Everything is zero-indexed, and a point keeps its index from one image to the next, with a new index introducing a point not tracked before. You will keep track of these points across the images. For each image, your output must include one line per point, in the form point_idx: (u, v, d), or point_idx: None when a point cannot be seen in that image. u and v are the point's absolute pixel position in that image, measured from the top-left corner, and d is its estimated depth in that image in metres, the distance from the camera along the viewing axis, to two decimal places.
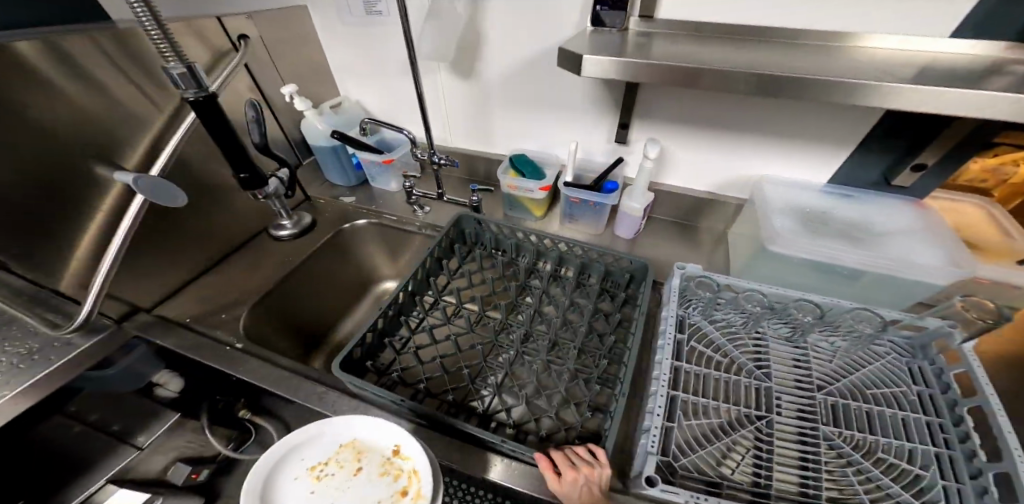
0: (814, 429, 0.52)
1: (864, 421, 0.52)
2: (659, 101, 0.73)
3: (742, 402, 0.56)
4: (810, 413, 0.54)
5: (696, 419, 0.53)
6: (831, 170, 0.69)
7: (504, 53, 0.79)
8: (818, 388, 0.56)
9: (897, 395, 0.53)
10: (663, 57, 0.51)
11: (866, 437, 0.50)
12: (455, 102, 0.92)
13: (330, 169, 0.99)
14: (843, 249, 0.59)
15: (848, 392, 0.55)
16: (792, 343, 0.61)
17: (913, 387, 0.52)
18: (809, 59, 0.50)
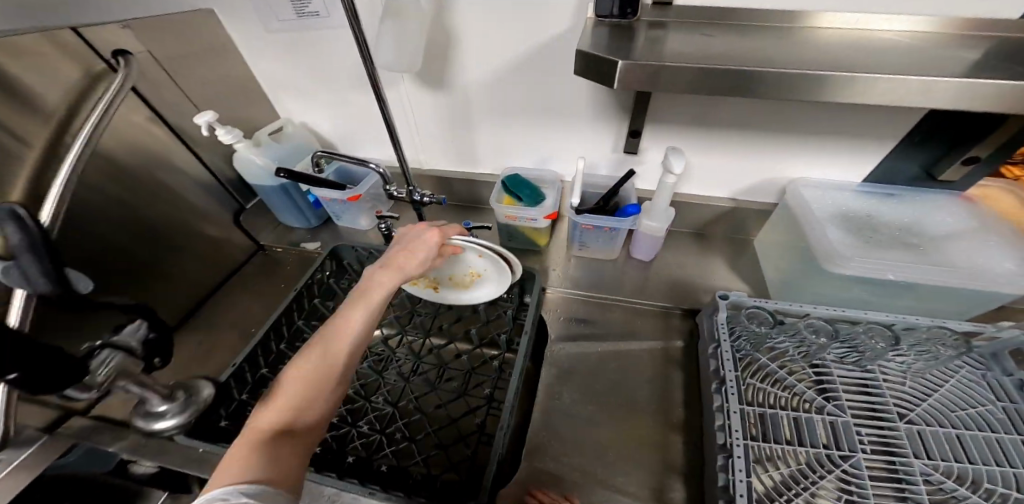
0: (907, 466, 0.45)
1: (957, 449, 0.45)
2: (676, 105, 0.62)
3: (820, 442, 0.47)
4: (895, 446, 0.46)
5: (778, 474, 0.44)
6: (868, 167, 0.64)
7: (488, 59, 0.64)
8: (897, 416, 0.48)
9: (981, 413, 0.47)
10: (711, 61, 0.40)
11: (964, 467, 0.43)
12: (430, 118, 0.76)
13: (284, 210, 0.81)
14: (900, 259, 0.54)
15: (929, 416, 0.48)
16: (854, 366, 0.54)
17: (996, 403, 0.47)
18: (882, 53, 0.42)
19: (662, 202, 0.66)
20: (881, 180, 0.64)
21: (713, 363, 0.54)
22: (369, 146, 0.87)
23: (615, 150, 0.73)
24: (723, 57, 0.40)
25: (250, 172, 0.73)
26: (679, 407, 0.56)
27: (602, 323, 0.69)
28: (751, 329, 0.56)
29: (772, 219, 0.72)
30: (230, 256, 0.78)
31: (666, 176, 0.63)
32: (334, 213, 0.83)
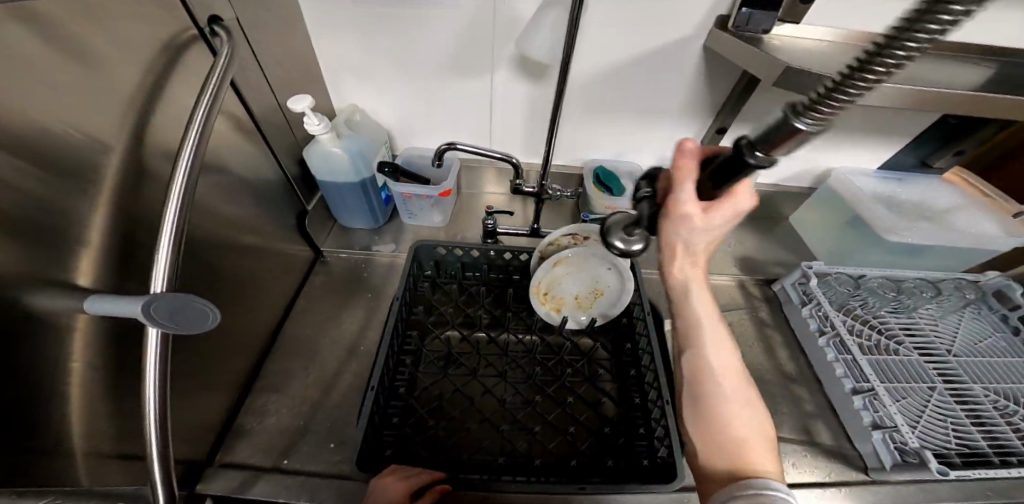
0: (973, 389, 0.61)
1: (994, 370, 0.63)
2: (759, 105, 0.70)
3: (917, 376, 0.62)
4: (960, 375, 0.63)
5: (903, 403, 0.58)
6: (886, 157, 0.80)
7: (600, 53, 0.64)
8: (951, 352, 0.65)
9: (997, 342, 0.67)
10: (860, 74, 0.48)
11: (1008, 386, 0.61)
12: (516, 108, 0.74)
13: (354, 213, 0.77)
14: (933, 231, 0.71)
15: (970, 349, 0.66)
16: (908, 314, 0.70)
17: (1005, 334, 0.67)
18: (949, 74, 0.54)
19: None
20: (893, 168, 0.82)
21: (816, 323, 0.68)
22: (433, 136, 0.80)
23: None
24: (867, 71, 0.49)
25: (331, 168, 0.65)
26: (788, 363, 0.69)
27: None
28: (838, 290, 0.70)
29: (810, 202, 0.86)
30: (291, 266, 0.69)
31: None
32: (406, 212, 0.80)
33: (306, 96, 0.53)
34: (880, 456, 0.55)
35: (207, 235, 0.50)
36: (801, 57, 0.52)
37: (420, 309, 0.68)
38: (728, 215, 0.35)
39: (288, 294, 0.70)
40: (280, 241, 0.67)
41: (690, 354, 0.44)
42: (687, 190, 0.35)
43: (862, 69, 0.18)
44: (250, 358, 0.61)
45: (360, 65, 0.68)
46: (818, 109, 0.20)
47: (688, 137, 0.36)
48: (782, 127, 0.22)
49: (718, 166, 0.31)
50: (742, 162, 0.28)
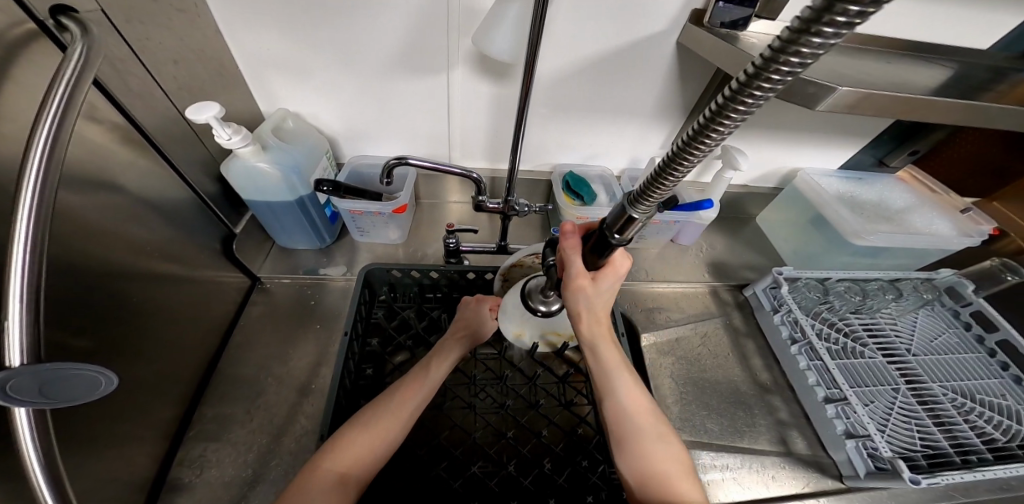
0: (933, 389, 0.65)
1: (948, 368, 0.67)
2: (730, 106, 0.67)
3: (882, 379, 0.65)
4: (920, 375, 0.66)
5: (872, 407, 0.60)
6: (848, 156, 0.81)
7: (569, 50, 0.58)
8: (909, 352, 0.69)
9: (948, 339, 0.72)
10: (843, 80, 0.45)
11: (965, 384, 0.65)
12: (476, 111, 0.66)
13: (292, 232, 0.67)
14: (897, 232, 0.72)
15: (927, 349, 0.70)
16: (869, 317, 0.74)
17: (953, 332, 0.73)
18: (911, 77, 0.53)
19: (718, 190, 0.72)
20: (854, 167, 0.83)
21: (788, 330, 0.69)
22: (384, 141, 0.71)
23: (661, 147, 0.74)
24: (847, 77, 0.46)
25: (258, 184, 0.56)
26: (763, 372, 0.70)
27: (674, 310, 0.78)
28: (807, 295, 0.72)
29: (775, 202, 0.87)
30: (219, 296, 0.60)
31: (729, 171, 0.68)
32: (355, 228, 0.71)
33: (213, 103, 0.44)
34: (855, 465, 0.56)
35: (99, 277, 0.40)
36: (778, 57, 0.48)
37: (375, 341, 0.61)
38: (610, 279, 0.40)
39: (219, 330, 0.60)
40: (204, 270, 0.57)
41: (605, 400, 0.44)
42: (576, 264, 0.38)
43: (750, 84, 0.18)
44: (168, 415, 0.51)
45: (286, 61, 0.58)
46: (706, 131, 0.20)
47: (569, 221, 0.40)
48: (680, 152, 0.22)
49: (592, 243, 0.35)
50: (605, 244, 0.33)
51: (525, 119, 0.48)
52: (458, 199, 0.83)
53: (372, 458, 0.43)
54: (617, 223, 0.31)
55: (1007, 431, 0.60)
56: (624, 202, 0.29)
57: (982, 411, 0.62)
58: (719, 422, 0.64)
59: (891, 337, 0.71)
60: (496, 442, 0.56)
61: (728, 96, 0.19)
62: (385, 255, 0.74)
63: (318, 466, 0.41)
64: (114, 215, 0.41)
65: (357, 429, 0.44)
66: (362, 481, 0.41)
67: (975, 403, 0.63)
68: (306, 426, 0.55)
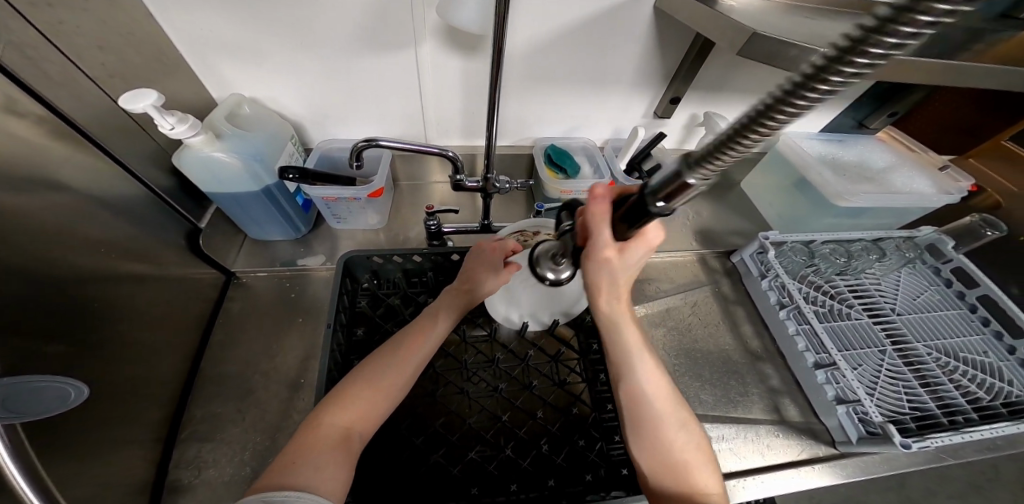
0: (919, 351, 0.67)
1: (931, 328, 0.70)
2: (714, 72, 0.65)
3: (867, 343, 0.67)
4: (905, 336, 0.69)
5: (859, 372, 0.63)
6: (829, 119, 0.80)
7: (541, 19, 0.55)
8: (894, 314, 0.72)
9: (929, 298, 0.75)
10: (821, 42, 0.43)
11: (949, 343, 0.68)
12: (449, 88, 0.63)
13: (263, 222, 0.63)
14: (878, 193, 0.72)
15: (911, 310, 0.73)
16: (853, 280, 0.76)
17: (934, 289, 0.76)
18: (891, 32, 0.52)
19: None
20: (836, 130, 0.82)
21: (775, 295, 0.71)
22: (353, 123, 0.67)
23: (644, 116, 0.72)
24: (820, 38, 0.44)
25: (215, 174, 0.53)
26: (753, 340, 0.73)
27: (663, 281, 0.78)
28: (793, 259, 0.73)
29: (760, 166, 0.86)
30: (193, 298, 0.58)
31: (713, 138, 0.66)
32: (331, 215, 0.68)
33: (150, 90, 0.41)
34: (847, 431, 0.59)
35: (60, 287, 0.38)
36: (758, 20, 0.46)
37: (361, 331, 0.59)
38: (643, 250, 0.35)
39: (197, 331, 0.58)
40: (175, 269, 0.54)
41: (620, 372, 0.44)
42: (603, 235, 0.34)
43: (818, 77, 0.15)
44: (155, 421, 0.49)
45: (234, 41, 0.53)
46: (758, 123, 0.18)
47: (599, 183, 0.34)
48: (730, 139, 0.19)
49: (623, 210, 0.31)
50: (645, 209, 0.28)
51: (496, 92, 0.45)
52: (440, 179, 0.80)
53: (380, 410, 0.43)
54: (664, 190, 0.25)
55: (987, 387, 0.63)
56: (678, 165, 0.23)
57: (965, 369, 0.65)
58: (712, 392, 0.66)
59: (878, 299, 0.74)
60: (493, 426, 0.57)
61: (790, 90, 0.16)
62: (367, 241, 0.72)
63: (320, 420, 0.40)
64: (64, 218, 0.38)
65: (357, 382, 0.43)
66: (365, 434, 0.42)
67: (958, 361, 0.66)
68: (301, 423, 0.54)
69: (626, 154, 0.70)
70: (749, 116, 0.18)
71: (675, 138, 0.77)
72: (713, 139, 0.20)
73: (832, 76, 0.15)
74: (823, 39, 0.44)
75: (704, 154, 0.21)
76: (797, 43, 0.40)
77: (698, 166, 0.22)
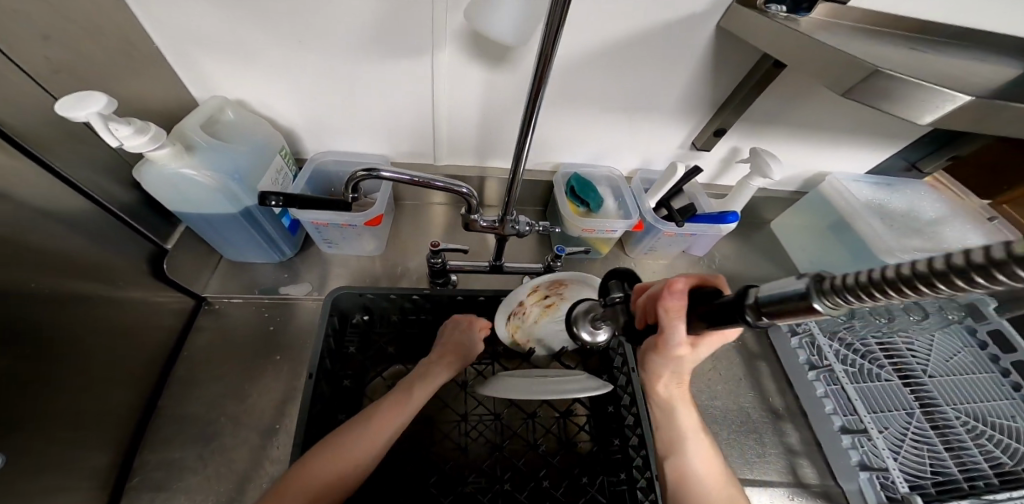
0: (946, 415, 0.61)
1: (963, 391, 0.64)
2: (767, 106, 0.58)
3: (892, 402, 0.61)
4: (933, 398, 0.63)
5: (883, 432, 0.57)
6: (879, 160, 0.73)
7: (583, 32, 0.46)
8: (923, 374, 0.66)
9: (960, 358, 0.69)
10: (952, 85, 0.37)
11: (978, 407, 0.62)
12: (468, 104, 0.56)
13: (238, 244, 0.57)
14: (935, 247, 0.64)
15: (941, 371, 0.66)
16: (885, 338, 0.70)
17: (965, 349, 0.70)
18: (986, 70, 0.44)
19: (740, 200, 0.62)
20: (882, 173, 0.76)
21: (805, 354, 0.67)
22: (355, 134, 0.59)
23: (681, 146, 0.65)
24: (944, 78, 0.38)
25: (183, 193, 0.46)
26: (776, 397, 0.68)
27: None
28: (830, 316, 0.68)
29: (797, 205, 0.79)
30: (152, 326, 0.50)
31: (757, 178, 0.58)
32: (321, 239, 0.61)
33: (98, 94, 0.34)
34: (865, 494, 0.55)
35: None
36: (841, 43, 0.40)
37: (349, 382, 0.52)
38: (712, 344, 0.31)
39: (155, 365, 0.50)
40: (133, 294, 0.47)
41: (672, 459, 0.40)
42: (677, 336, 0.27)
43: (889, 286, 0.12)
44: (93, 474, 0.42)
45: (217, 36, 0.45)
46: (924, 286, 0.11)
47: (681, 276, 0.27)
48: (878, 285, 0.12)
49: (709, 308, 0.23)
50: (733, 315, 0.20)
51: (534, 123, 0.37)
52: (445, 200, 0.73)
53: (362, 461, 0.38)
54: (771, 308, 0.17)
55: (1014, 455, 0.57)
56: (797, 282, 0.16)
57: (997, 436, 0.59)
58: (727, 452, 0.62)
59: (908, 357, 0.68)
60: (490, 489, 0.49)
61: (992, 264, 0.09)
62: (360, 271, 0.65)
63: (280, 491, 0.35)
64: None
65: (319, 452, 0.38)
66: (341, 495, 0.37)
67: (988, 427, 0.60)
68: (269, 477, 0.47)
69: (659, 193, 0.62)
70: (909, 270, 0.11)
71: (710, 171, 0.69)
72: (845, 275, 0.14)
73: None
74: (957, 81, 0.38)
75: (840, 284, 0.14)
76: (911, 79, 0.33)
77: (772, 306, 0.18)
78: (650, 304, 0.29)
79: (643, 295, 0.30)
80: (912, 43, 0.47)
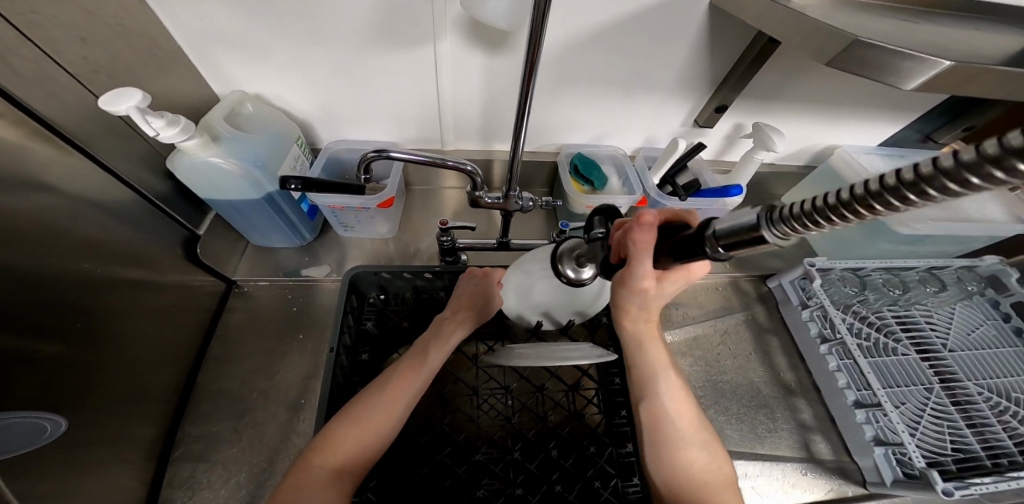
0: (968, 390, 0.60)
1: (986, 366, 0.62)
2: (769, 80, 0.58)
3: (910, 379, 0.60)
4: (955, 375, 0.61)
5: (900, 408, 0.56)
6: (891, 132, 0.72)
7: (577, 15, 0.48)
8: (944, 349, 0.64)
9: (984, 331, 0.66)
10: (943, 53, 0.37)
11: (1003, 382, 0.60)
12: (472, 93, 0.58)
13: (263, 229, 0.61)
14: (946, 219, 0.66)
15: (962, 344, 0.65)
16: (901, 310, 0.68)
17: (989, 321, 0.67)
18: (984, 36, 0.44)
19: (745, 174, 0.62)
20: (894, 143, 0.74)
21: (817, 326, 0.66)
22: (366, 124, 0.62)
23: (683, 123, 0.65)
24: (934, 47, 0.38)
25: (213, 182, 0.50)
26: (787, 373, 0.68)
27: (691, 307, 0.75)
28: (842, 289, 0.67)
29: (805, 181, 0.77)
30: (190, 307, 0.54)
31: (760, 151, 0.58)
32: (338, 223, 0.65)
33: (134, 90, 0.37)
34: (882, 472, 0.54)
35: (37, 299, 0.34)
36: (830, 17, 0.40)
37: (366, 355, 0.55)
38: (679, 281, 0.33)
39: (194, 344, 0.55)
40: (171, 278, 0.51)
41: (649, 398, 0.42)
42: (643, 266, 0.30)
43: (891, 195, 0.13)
44: (147, 438, 0.47)
45: (236, 37, 0.49)
46: (849, 211, 0.14)
47: (649, 209, 0.30)
48: (819, 214, 0.15)
49: (675, 241, 0.27)
50: (697, 248, 0.24)
51: (531, 100, 0.39)
52: (454, 185, 0.75)
53: (386, 429, 0.42)
54: (727, 240, 0.21)
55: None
56: (754, 216, 0.20)
57: (1021, 411, 0.57)
58: (738, 426, 0.63)
59: (926, 331, 0.66)
60: (501, 458, 0.52)
61: (900, 183, 0.13)
62: (375, 253, 0.68)
63: (309, 463, 0.39)
64: (44, 227, 0.35)
65: (348, 423, 0.41)
66: (364, 466, 0.40)
67: (1011, 402, 0.58)
68: (299, 443, 0.51)
69: (662, 168, 0.63)
70: (851, 192, 0.14)
71: (714, 147, 0.70)
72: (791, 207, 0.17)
73: (974, 176, 0.11)
74: (949, 50, 0.38)
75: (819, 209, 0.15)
76: (894, 49, 0.34)
77: (777, 225, 0.18)
78: (621, 237, 0.32)
79: (618, 229, 0.33)
80: (910, 13, 0.47)
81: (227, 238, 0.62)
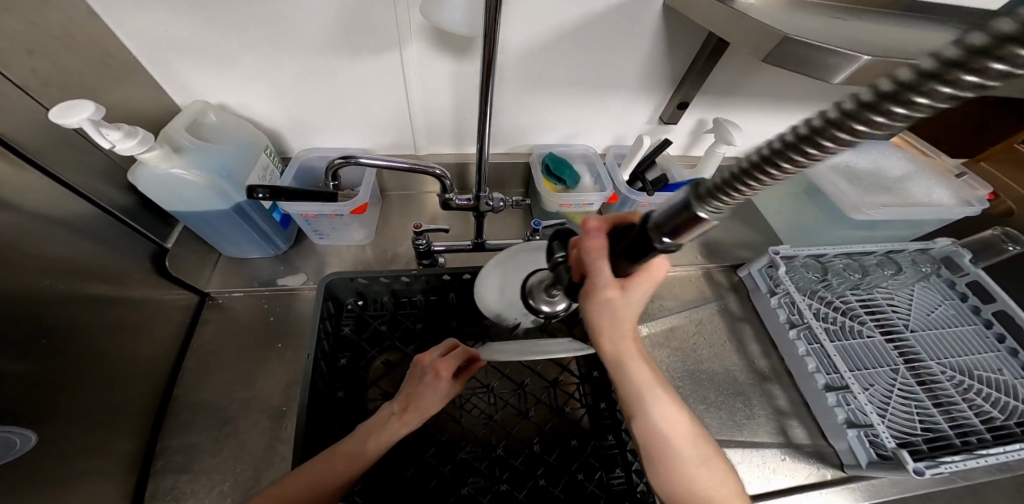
0: (932, 370, 0.63)
1: (947, 345, 0.66)
2: (725, 78, 0.61)
3: (878, 362, 0.63)
4: (920, 356, 0.65)
5: (869, 391, 0.59)
6: None
7: (537, 19, 0.49)
8: (907, 330, 0.67)
9: (944, 312, 0.70)
10: (872, 49, 0.40)
11: (964, 360, 0.64)
12: (441, 98, 0.59)
13: (234, 240, 0.60)
14: (898, 204, 0.71)
15: (924, 325, 0.68)
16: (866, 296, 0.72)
17: (948, 301, 0.71)
18: (912, 32, 0.47)
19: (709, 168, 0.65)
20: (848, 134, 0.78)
21: (785, 312, 0.69)
22: (336, 130, 0.62)
23: (648, 121, 0.67)
24: (865, 43, 0.41)
25: (178, 193, 0.49)
26: (761, 360, 0.71)
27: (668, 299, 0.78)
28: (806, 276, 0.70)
29: None
30: (162, 321, 0.54)
31: (722, 145, 0.61)
32: (312, 231, 0.65)
33: (86, 103, 0.37)
34: (857, 454, 0.57)
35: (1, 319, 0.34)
36: (771, 17, 0.43)
37: (345, 360, 0.56)
38: (643, 286, 0.32)
39: (168, 360, 0.54)
40: (140, 292, 0.50)
41: (638, 418, 0.38)
42: (603, 274, 0.31)
43: (805, 144, 0.14)
44: (121, 458, 0.46)
45: (197, 47, 0.49)
46: (768, 168, 0.16)
47: (592, 218, 0.32)
48: (743, 175, 0.16)
49: (625, 244, 0.28)
50: (648, 243, 0.25)
51: (491, 101, 0.40)
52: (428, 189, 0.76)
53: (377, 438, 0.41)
54: (671, 223, 0.22)
55: (1002, 407, 0.58)
56: (685, 195, 0.20)
57: (983, 389, 0.60)
58: (716, 415, 0.65)
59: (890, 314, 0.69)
60: (485, 456, 0.52)
61: (813, 129, 0.14)
62: (352, 260, 0.68)
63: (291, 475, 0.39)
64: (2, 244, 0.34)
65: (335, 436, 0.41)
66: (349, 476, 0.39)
67: (972, 380, 0.62)
68: (281, 455, 0.50)
69: (631, 164, 0.64)
70: (771, 150, 0.15)
71: (681, 143, 0.72)
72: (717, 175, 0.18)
73: (881, 112, 0.12)
74: (879, 46, 0.41)
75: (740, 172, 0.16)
76: (826, 47, 0.36)
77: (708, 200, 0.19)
78: (576, 254, 0.34)
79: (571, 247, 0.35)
80: (846, 12, 0.50)
81: (199, 250, 0.61)
